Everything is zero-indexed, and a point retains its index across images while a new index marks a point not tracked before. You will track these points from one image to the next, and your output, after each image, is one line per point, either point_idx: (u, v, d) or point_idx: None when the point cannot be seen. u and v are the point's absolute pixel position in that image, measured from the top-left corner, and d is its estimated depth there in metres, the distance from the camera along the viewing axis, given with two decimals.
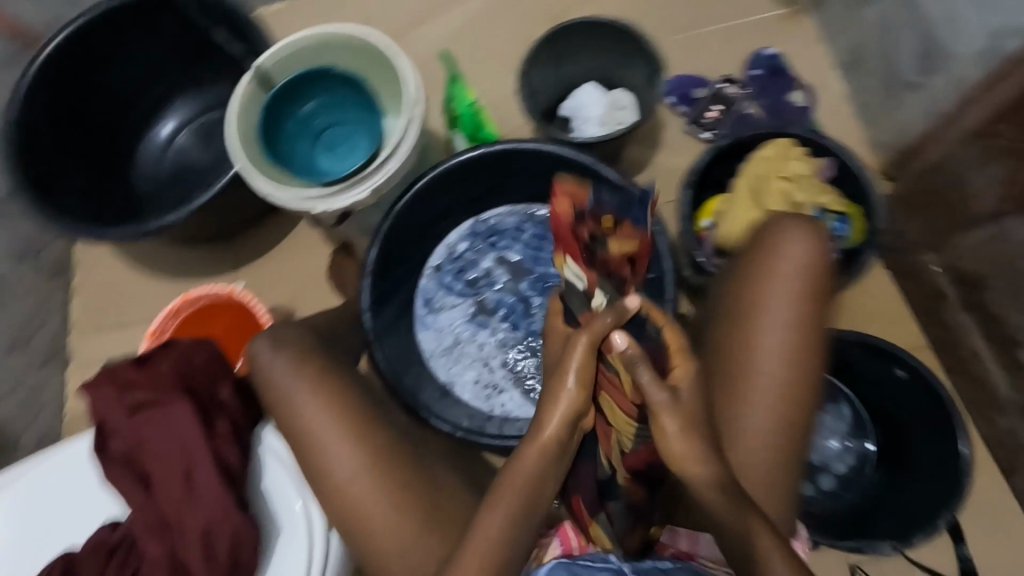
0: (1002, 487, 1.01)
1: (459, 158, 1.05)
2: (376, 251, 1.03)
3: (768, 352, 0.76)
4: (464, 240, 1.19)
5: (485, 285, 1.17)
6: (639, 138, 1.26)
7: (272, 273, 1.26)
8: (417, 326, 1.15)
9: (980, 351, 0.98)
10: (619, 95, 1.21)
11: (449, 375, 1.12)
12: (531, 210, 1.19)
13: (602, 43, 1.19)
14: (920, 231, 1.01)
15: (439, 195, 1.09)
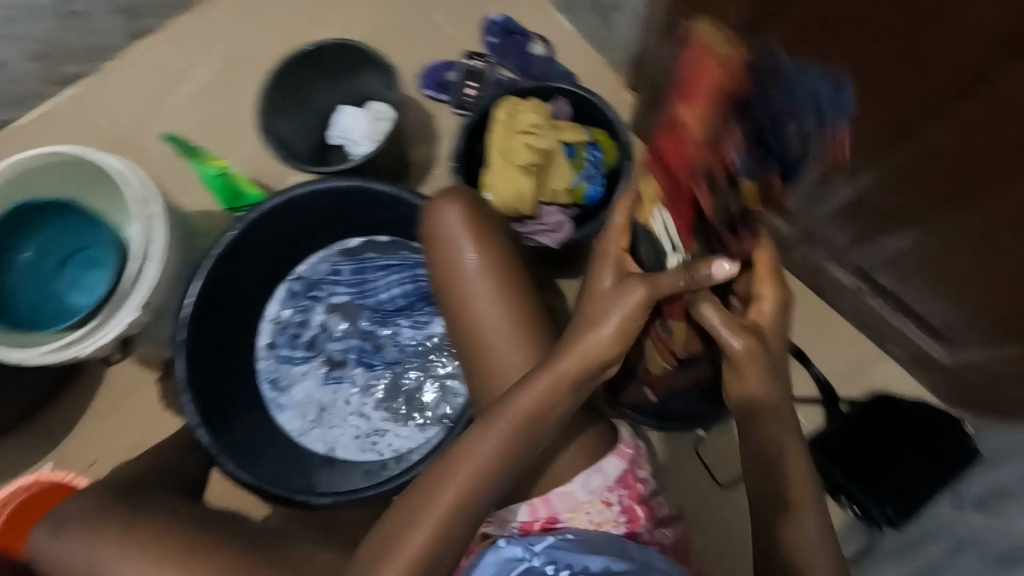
0: (821, 306, 1.15)
1: (228, 233, 0.98)
2: (184, 363, 0.93)
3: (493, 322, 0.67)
4: (285, 307, 1.13)
5: (325, 340, 1.13)
6: (415, 140, 1.29)
7: (109, 421, 1.19)
8: (275, 411, 1.08)
9: None
10: (374, 106, 1.20)
11: (327, 442, 1.07)
12: (338, 248, 1.15)
13: (329, 65, 1.15)
14: None
15: (230, 277, 1.02)
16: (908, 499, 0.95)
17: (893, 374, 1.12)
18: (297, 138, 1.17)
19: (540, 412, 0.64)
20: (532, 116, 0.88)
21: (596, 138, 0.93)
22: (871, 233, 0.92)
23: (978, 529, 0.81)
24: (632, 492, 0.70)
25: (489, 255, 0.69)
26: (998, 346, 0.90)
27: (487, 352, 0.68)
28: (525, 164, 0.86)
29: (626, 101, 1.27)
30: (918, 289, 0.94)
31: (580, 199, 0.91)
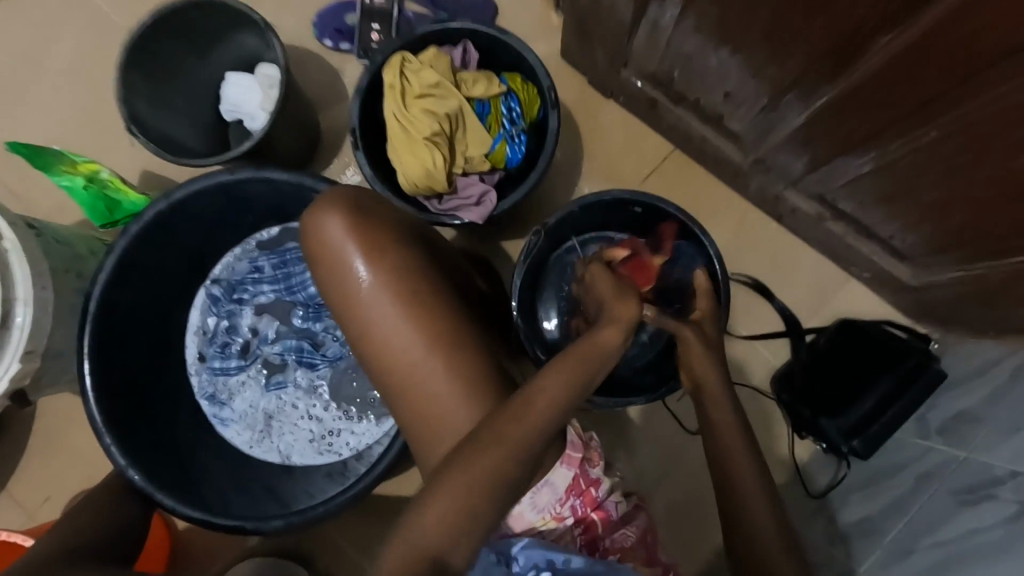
0: (781, 234, 1.07)
1: (113, 251, 0.85)
2: (97, 403, 0.85)
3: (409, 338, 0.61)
4: (209, 315, 1.03)
5: (259, 345, 1.03)
6: (323, 102, 1.13)
7: (53, 455, 1.12)
8: (220, 428, 1.01)
9: (706, 135, 0.98)
10: (264, 70, 1.02)
11: (282, 451, 1.00)
12: (253, 243, 1.03)
13: (199, 26, 0.97)
14: (603, 53, 0.98)
15: (130, 298, 0.91)
16: (876, 430, 0.91)
17: (861, 297, 1.05)
18: (185, 124, 1.01)
19: (516, 411, 0.57)
20: (428, 75, 0.76)
21: (511, 87, 0.80)
22: (827, 157, 0.82)
23: (945, 458, 0.79)
24: (577, 488, 0.65)
25: (386, 263, 0.61)
26: (963, 267, 0.83)
27: (409, 377, 0.60)
28: (428, 134, 0.75)
29: (553, 24, 1.11)
30: (880, 213, 0.85)
31: (501, 163, 0.80)
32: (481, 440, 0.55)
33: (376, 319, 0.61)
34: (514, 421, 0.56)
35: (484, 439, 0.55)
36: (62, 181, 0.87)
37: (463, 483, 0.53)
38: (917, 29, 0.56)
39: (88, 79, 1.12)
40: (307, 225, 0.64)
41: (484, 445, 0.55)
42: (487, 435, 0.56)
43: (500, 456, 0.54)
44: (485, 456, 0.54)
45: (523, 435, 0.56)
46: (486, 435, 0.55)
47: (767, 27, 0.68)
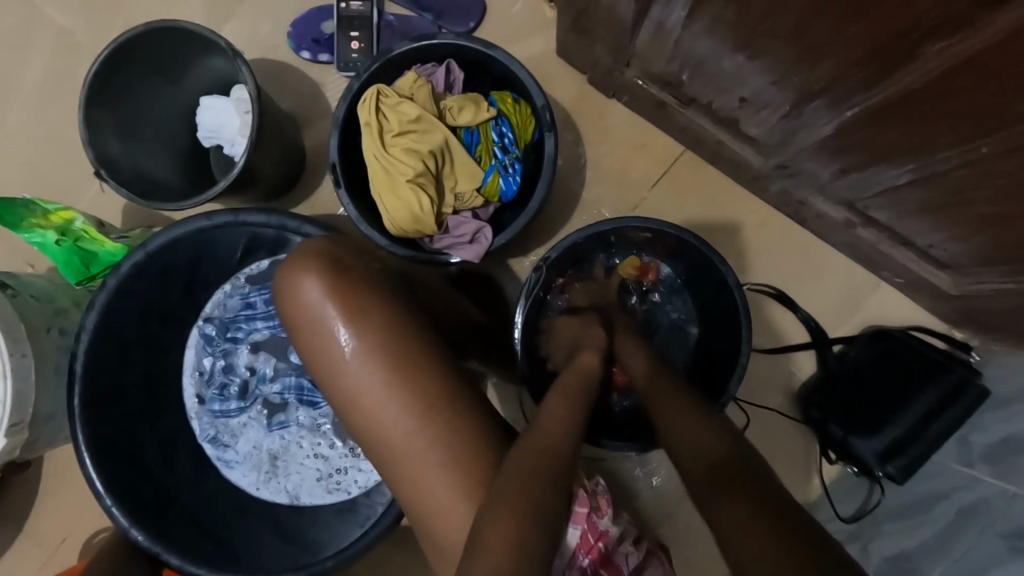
0: (805, 237, 0.98)
1: (94, 305, 0.82)
2: (94, 467, 0.83)
3: (392, 416, 0.55)
4: (204, 355, 0.97)
5: (258, 384, 0.99)
6: (305, 120, 1.05)
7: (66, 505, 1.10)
8: (225, 470, 0.96)
9: (720, 138, 0.89)
10: (238, 92, 0.95)
11: (290, 491, 0.96)
12: (242, 278, 0.96)
13: (162, 52, 0.89)
14: (603, 53, 0.89)
15: (118, 351, 0.87)
16: (915, 453, 0.84)
17: (893, 301, 0.97)
18: (159, 156, 0.95)
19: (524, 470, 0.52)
20: (408, 110, 0.69)
21: (501, 110, 0.73)
22: (859, 166, 0.73)
23: (991, 491, 0.72)
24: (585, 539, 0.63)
25: (369, 327, 0.56)
26: (1013, 280, 0.74)
27: (403, 453, 0.55)
28: (411, 176, 0.68)
29: (548, 18, 1.02)
30: (918, 223, 0.77)
31: (494, 197, 0.73)
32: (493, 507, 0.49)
33: (364, 392, 0.56)
34: (524, 482, 0.51)
35: (495, 507, 0.50)
36: (33, 237, 0.82)
37: None
38: (976, 39, 0.47)
39: (59, 108, 1.06)
40: (281, 293, 0.58)
41: (496, 513, 0.49)
42: (498, 504, 0.50)
43: (519, 519, 0.48)
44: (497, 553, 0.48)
45: (535, 500, 0.50)
46: (495, 516, 0.50)
47: (792, 33, 0.59)
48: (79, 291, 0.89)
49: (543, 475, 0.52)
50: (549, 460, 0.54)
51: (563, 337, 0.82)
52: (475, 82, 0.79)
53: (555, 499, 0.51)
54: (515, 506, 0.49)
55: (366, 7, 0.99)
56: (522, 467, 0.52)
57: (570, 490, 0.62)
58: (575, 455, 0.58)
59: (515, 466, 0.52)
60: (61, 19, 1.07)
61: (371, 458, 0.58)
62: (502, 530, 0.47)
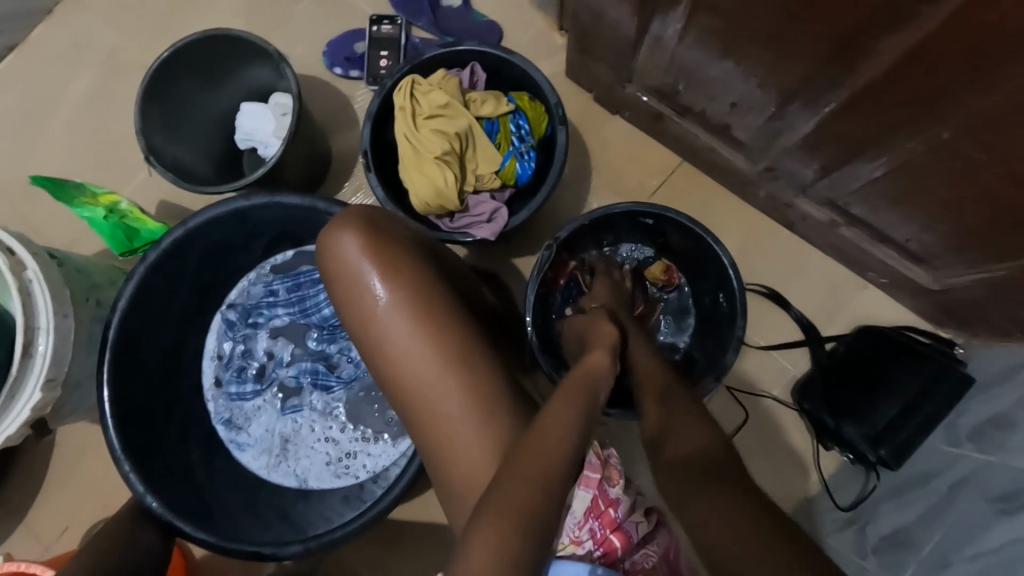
0: (794, 241, 1.05)
1: (133, 277, 0.87)
2: (116, 432, 0.86)
3: (418, 361, 0.60)
4: (225, 340, 1.03)
5: (274, 369, 1.03)
6: (333, 128, 1.15)
7: (65, 495, 1.09)
8: (236, 452, 1.00)
9: (713, 146, 0.98)
10: (276, 99, 1.05)
11: (299, 475, 0.99)
12: (268, 267, 1.04)
13: (211, 59, 1.00)
14: (607, 70, 0.99)
15: (146, 327, 0.92)
16: (904, 437, 0.88)
17: (877, 301, 1.03)
18: (198, 153, 1.04)
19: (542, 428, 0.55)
20: (437, 98, 0.78)
21: (519, 106, 0.82)
22: (838, 162, 0.82)
23: (978, 466, 0.76)
24: (596, 509, 0.63)
25: (400, 280, 0.61)
26: (984, 268, 0.81)
27: (425, 396, 0.60)
28: (438, 154, 0.77)
29: (556, 43, 1.13)
30: (895, 216, 0.84)
31: (510, 181, 0.81)
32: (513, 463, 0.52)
33: (392, 338, 0.61)
34: (543, 443, 0.54)
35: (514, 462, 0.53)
36: (84, 212, 0.89)
37: None
38: (924, 30, 0.56)
39: (105, 111, 1.16)
40: (322, 246, 0.64)
41: (516, 472, 0.52)
42: (515, 452, 0.54)
43: (537, 475, 0.52)
44: (518, 469, 0.52)
45: (544, 438, 0.55)
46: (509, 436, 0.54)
47: (772, 36, 0.68)
48: (114, 269, 0.95)
49: (563, 436, 0.55)
50: (568, 423, 0.57)
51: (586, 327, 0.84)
52: (493, 84, 0.88)
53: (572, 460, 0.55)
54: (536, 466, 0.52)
55: (395, 30, 1.09)
56: (541, 428, 0.56)
57: (583, 455, 0.65)
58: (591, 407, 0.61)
59: (535, 428, 0.56)
60: (114, 34, 1.18)
61: (395, 403, 0.62)
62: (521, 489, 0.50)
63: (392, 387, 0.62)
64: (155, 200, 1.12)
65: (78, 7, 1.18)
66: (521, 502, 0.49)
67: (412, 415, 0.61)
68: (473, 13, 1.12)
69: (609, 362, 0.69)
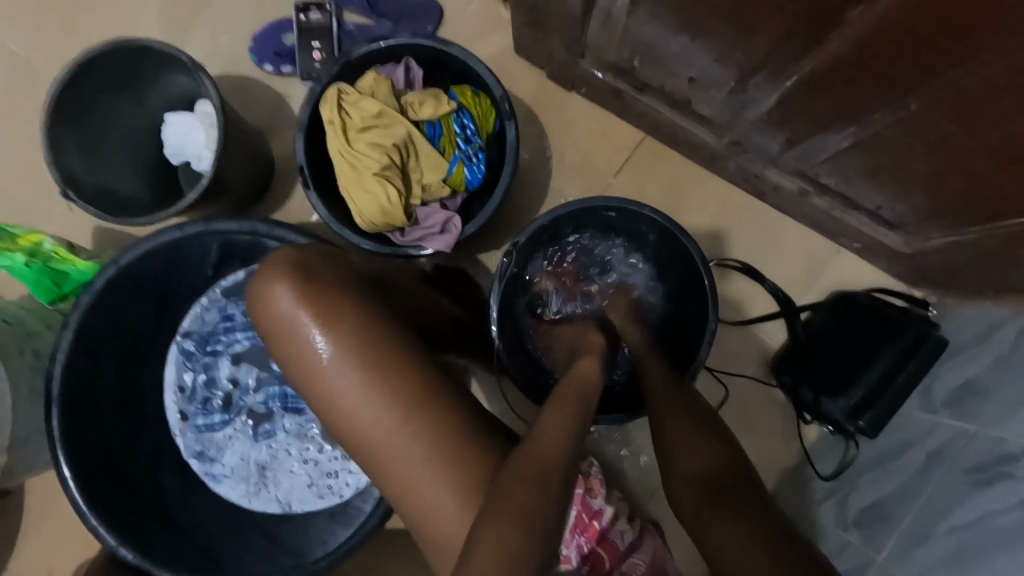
0: (765, 211, 1.02)
1: (71, 326, 0.83)
2: (79, 490, 0.83)
3: (378, 414, 0.55)
4: (183, 370, 0.96)
5: (239, 397, 0.98)
6: (270, 131, 1.06)
7: (37, 547, 1.04)
8: (212, 484, 0.95)
9: (676, 121, 0.93)
10: (202, 107, 0.96)
11: (281, 500, 0.96)
12: (217, 289, 0.95)
13: (122, 70, 0.90)
14: (558, 46, 0.91)
15: (92, 374, 0.87)
16: (882, 407, 0.88)
17: (851, 266, 1.01)
18: (125, 174, 0.96)
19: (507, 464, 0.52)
20: (369, 106, 0.72)
21: (462, 103, 0.76)
22: (806, 134, 0.77)
23: (954, 434, 0.76)
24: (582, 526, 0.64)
25: (342, 328, 0.56)
26: (956, 233, 0.79)
27: (388, 448, 0.55)
28: (377, 169, 0.71)
29: (501, 17, 1.04)
30: (865, 186, 0.81)
31: (461, 187, 0.76)
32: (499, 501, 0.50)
33: (343, 394, 0.56)
34: (533, 469, 0.52)
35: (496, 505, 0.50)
36: (2, 260, 0.82)
37: None
38: (887, 2, 0.51)
39: (18, 134, 1.05)
40: (256, 297, 0.58)
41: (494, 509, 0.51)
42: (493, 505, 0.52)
43: None
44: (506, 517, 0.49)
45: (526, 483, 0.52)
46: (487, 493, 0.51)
47: (728, 8, 0.62)
48: (51, 312, 0.89)
49: (541, 470, 0.53)
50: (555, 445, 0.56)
51: (564, 341, 0.82)
52: (434, 78, 0.81)
53: (557, 494, 0.52)
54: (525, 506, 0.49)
55: (325, 17, 1.00)
56: (523, 459, 0.53)
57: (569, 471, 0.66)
58: (565, 441, 0.57)
59: None
60: (14, 46, 1.06)
61: (356, 455, 0.58)
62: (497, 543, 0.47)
63: (354, 436, 0.57)
64: (87, 228, 1.03)
65: None
66: None
67: (377, 468, 0.57)
68: None
69: (599, 371, 0.71)
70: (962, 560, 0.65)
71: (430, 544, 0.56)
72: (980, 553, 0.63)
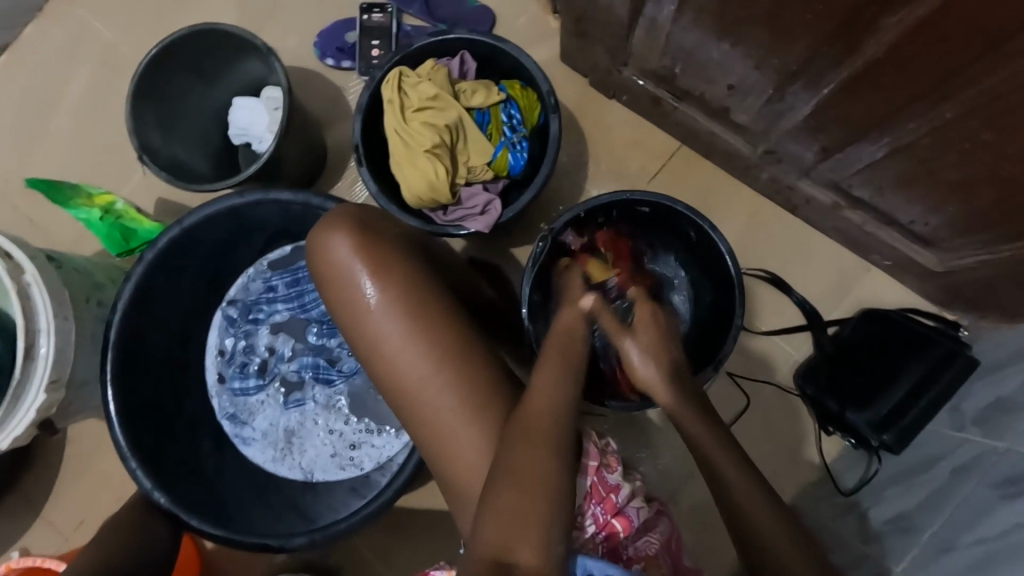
0: (796, 225, 1.04)
1: (132, 277, 0.88)
2: (123, 431, 0.87)
3: (415, 366, 0.59)
4: (227, 335, 1.03)
5: (275, 364, 1.03)
6: (326, 120, 1.13)
7: (76, 491, 1.09)
8: (242, 447, 1.00)
9: (712, 130, 0.96)
10: (268, 92, 1.04)
11: (304, 468, 0.99)
12: (266, 262, 1.03)
13: (201, 53, 0.99)
14: (603, 54, 0.96)
15: (147, 326, 0.93)
16: (907, 421, 0.87)
17: (882, 284, 1.02)
18: (194, 149, 1.03)
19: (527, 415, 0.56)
20: (426, 89, 0.78)
21: (511, 95, 0.81)
22: (840, 143, 0.79)
23: (982, 450, 0.75)
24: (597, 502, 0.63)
25: (392, 279, 0.60)
26: (990, 249, 0.79)
27: (420, 398, 0.59)
28: (429, 146, 0.77)
29: (550, 27, 1.10)
30: (899, 198, 0.82)
31: (503, 171, 0.81)
32: (514, 440, 0.54)
33: (385, 342, 0.60)
34: (549, 427, 0.56)
35: (514, 443, 0.54)
36: (79, 213, 0.91)
37: (513, 502, 0.51)
38: (922, 9, 0.54)
39: (100, 110, 1.15)
40: (313, 248, 0.63)
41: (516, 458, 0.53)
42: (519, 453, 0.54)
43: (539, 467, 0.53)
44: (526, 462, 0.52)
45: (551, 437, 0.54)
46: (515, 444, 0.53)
47: (769, 15, 0.66)
48: (113, 268, 0.96)
49: (554, 417, 0.56)
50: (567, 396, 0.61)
51: None
52: (485, 72, 0.87)
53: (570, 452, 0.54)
54: (539, 463, 0.53)
55: (387, 18, 1.07)
56: (529, 405, 0.57)
57: (584, 447, 0.63)
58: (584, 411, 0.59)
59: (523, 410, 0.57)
60: (106, 31, 1.17)
61: (392, 402, 0.62)
62: (529, 496, 0.51)
63: (391, 385, 0.60)
64: (153, 197, 1.12)
65: (70, 5, 1.17)
66: (521, 501, 0.51)
67: (409, 419, 0.60)
68: None
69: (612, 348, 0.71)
70: (985, 571, 0.63)
71: (454, 492, 0.59)
72: (1001, 565, 0.61)
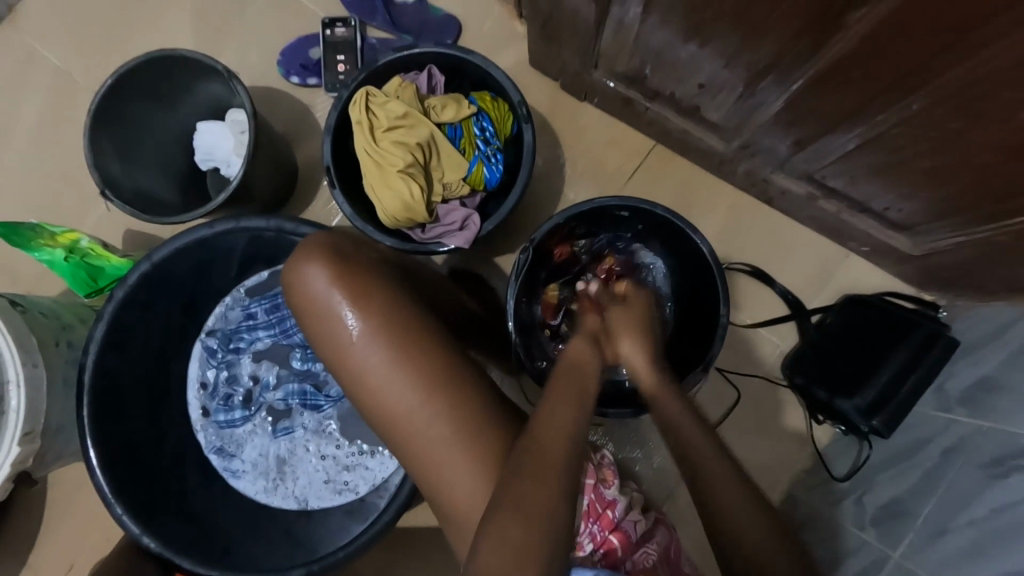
0: (774, 216, 1.04)
1: (104, 315, 0.86)
2: (105, 477, 0.85)
3: (403, 394, 0.58)
4: (208, 367, 1.00)
5: (260, 393, 1.00)
6: (295, 139, 1.11)
7: (62, 537, 1.05)
8: (231, 480, 0.97)
9: (686, 128, 0.96)
10: (234, 115, 1.01)
11: (298, 496, 0.97)
12: (242, 289, 1.00)
13: (160, 79, 0.95)
14: (571, 57, 0.96)
15: (122, 367, 0.90)
16: (898, 404, 0.88)
17: (862, 270, 1.03)
18: (159, 178, 1.00)
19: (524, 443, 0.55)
20: (395, 107, 0.76)
21: (481, 107, 0.80)
22: (813, 136, 0.80)
23: (970, 431, 0.76)
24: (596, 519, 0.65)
25: (374, 307, 0.59)
26: (963, 232, 0.80)
27: (408, 428, 0.58)
28: (402, 166, 0.75)
29: (517, 31, 1.09)
30: (874, 186, 0.83)
31: (480, 185, 0.80)
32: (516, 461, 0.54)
33: (369, 371, 0.58)
34: (546, 451, 0.55)
35: (517, 464, 0.54)
36: (42, 255, 0.87)
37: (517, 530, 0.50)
38: (889, 3, 0.54)
39: (58, 142, 1.11)
40: (289, 281, 0.61)
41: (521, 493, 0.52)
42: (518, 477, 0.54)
43: None
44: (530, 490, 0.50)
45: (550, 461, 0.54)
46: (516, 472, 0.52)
47: (736, 15, 0.66)
48: (82, 307, 0.93)
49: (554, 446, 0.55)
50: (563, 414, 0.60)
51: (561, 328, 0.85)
52: (454, 84, 0.86)
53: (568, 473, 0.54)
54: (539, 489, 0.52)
55: (351, 33, 1.04)
56: (535, 436, 0.57)
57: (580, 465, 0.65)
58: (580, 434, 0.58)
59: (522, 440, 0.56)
60: (59, 60, 1.13)
61: (382, 433, 0.60)
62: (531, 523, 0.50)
63: (380, 415, 0.59)
64: (120, 231, 1.08)
65: (19, 36, 1.13)
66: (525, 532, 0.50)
67: (401, 451, 0.59)
68: (429, 7, 1.08)
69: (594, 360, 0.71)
70: (980, 553, 0.65)
71: (449, 517, 0.58)
72: (996, 545, 0.63)
